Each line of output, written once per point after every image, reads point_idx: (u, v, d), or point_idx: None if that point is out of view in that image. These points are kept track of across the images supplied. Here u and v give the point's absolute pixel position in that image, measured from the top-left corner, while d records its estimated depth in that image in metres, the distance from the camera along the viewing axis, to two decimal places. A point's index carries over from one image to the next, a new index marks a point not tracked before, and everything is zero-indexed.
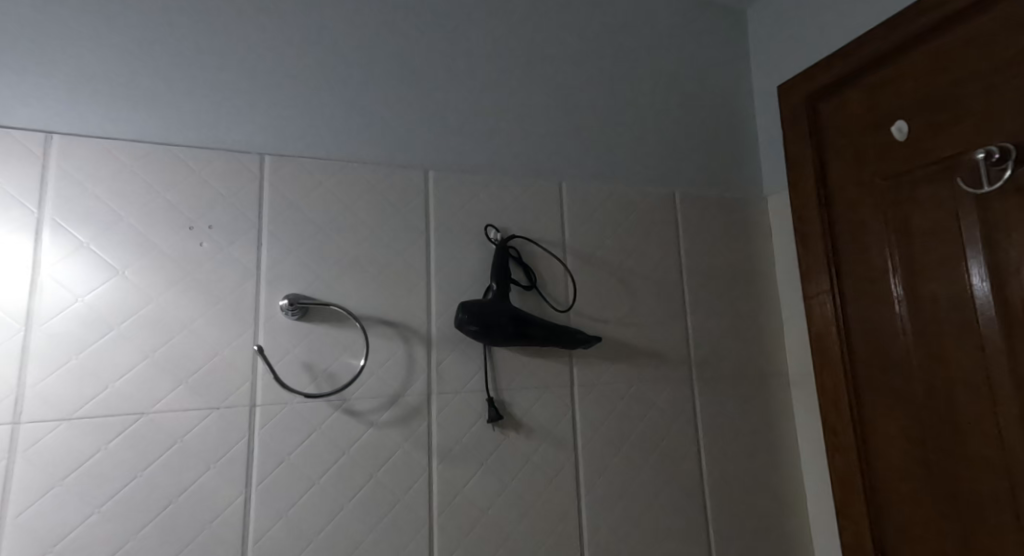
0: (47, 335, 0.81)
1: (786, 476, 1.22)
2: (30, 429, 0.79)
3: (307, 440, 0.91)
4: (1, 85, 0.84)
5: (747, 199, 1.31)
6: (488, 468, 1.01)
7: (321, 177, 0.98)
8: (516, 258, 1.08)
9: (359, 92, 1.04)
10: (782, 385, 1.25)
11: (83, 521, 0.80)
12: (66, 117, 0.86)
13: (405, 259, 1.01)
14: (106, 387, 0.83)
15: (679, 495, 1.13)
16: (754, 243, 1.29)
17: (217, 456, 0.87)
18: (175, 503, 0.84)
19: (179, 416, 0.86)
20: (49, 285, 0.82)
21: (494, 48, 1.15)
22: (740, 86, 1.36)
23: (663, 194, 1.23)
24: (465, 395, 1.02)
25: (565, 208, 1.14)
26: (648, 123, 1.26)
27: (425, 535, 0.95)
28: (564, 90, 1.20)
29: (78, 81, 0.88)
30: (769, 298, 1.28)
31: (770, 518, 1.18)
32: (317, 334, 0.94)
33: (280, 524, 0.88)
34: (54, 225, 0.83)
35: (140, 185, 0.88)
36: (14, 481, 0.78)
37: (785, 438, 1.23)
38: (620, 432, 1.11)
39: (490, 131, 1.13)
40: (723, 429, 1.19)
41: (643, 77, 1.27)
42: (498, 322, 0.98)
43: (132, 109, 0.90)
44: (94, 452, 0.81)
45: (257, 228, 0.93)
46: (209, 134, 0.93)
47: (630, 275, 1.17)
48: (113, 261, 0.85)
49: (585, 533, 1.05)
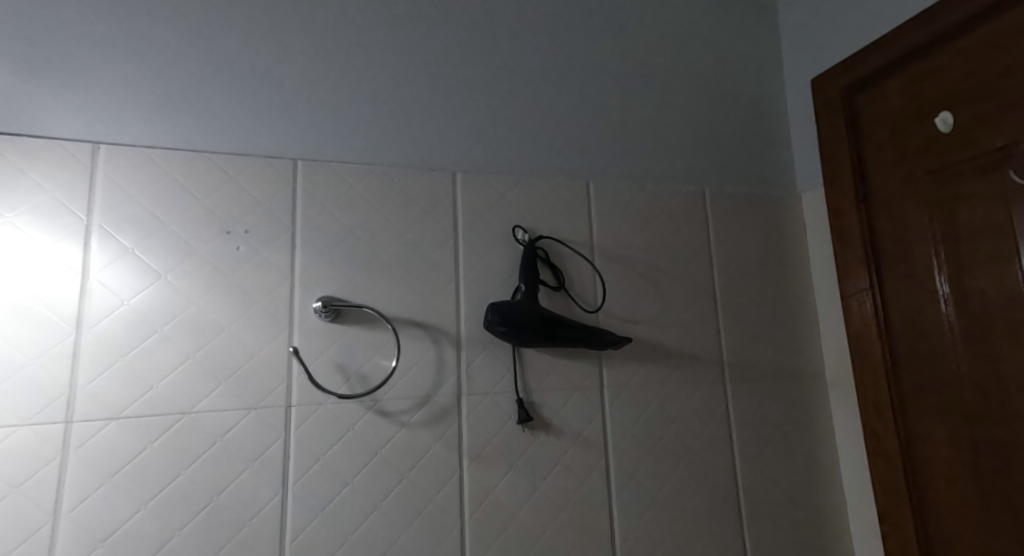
0: (97, 337, 0.85)
1: (826, 482, 1.18)
2: (81, 427, 0.83)
3: (341, 441, 0.93)
4: (51, 100, 0.88)
5: (782, 197, 1.28)
6: (519, 469, 1.01)
7: (352, 181, 1.00)
8: (544, 259, 1.08)
9: (388, 97, 1.06)
10: (820, 386, 1.22)
11: (131, 517, 0.83)
12: (112, 128, 0.90)
13: (434, 261, 1.03)
14: (151, 388, 0.86)
15: (713, 499, 1.11)
16: (789, 243, 1.26)
17: (255, 454, 0.89)
18: (217, 501, 0.86)
19: (218, 415, 0.89)
20: (99, 290, 0.86)
21: (521, 49, 1.16)
22: (772, 81, 1.33)
23: (694, 192, 1.22)
24: (494, 396, 1.02)
25: (593, 208, 1.14)
26: (678, 121, 1.24)
27: (457, 536, 0.96)
28: (592, 90, 1.20)
29: (123, 93, 0.92)
30: (805, 298, 1.25)
31: (809, 525, 1.15)
32: (349, 335, 0.96)
33: (315, 522, 0.90)
34: (103, 232, 0.87)
35: (181, 193, 0.91)
36: (68, 477, 0.82)
37: (823, 442, 1.20)
38: (653, 434, 1.10)
39: (517, 132, 1.13)
40: (759, 433, 1.16)
41: (672, 75, 1.26)
42: (527, 323, 0.98)
43: (172, 121, 0.93)
44: (140, 451, 0.85)
45: (290, 233, 0.96)
46: (244, 141, 0.96)
47: (661, 274, 1.16)
48: (157, 266, 0.89)
49: (617, 536, 1.04)
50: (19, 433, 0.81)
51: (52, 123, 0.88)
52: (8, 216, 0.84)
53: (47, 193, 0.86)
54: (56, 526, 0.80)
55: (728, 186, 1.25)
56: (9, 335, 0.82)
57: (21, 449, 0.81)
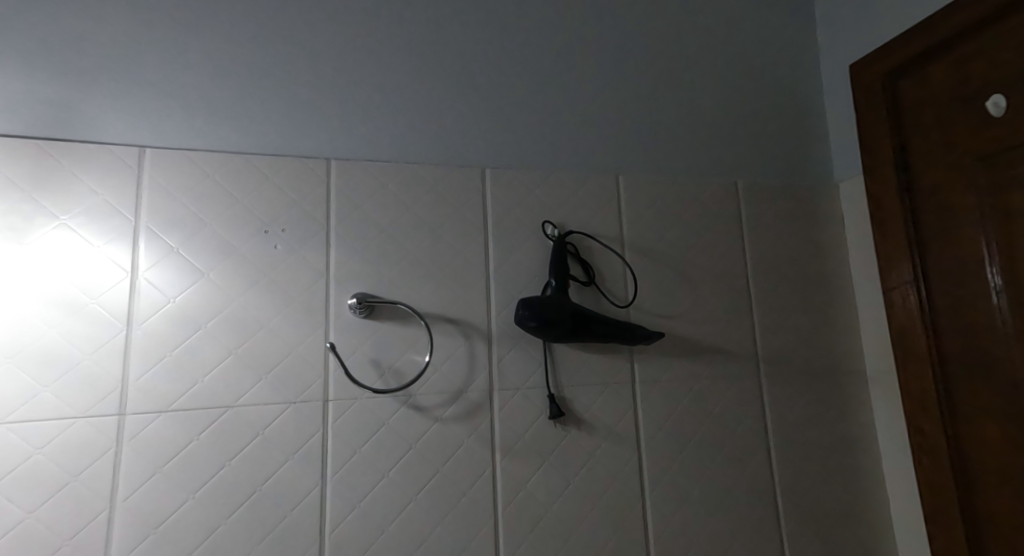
0: (146, 333, 0.90)
1: (868, 480, 1.15)
2: (134, 419, 0.87)
3: (376, 435, 0.95)
4: (101, 106, 0.93)
5: (819, 188, 1.25)
6: (551, 464, 1.01)
7: (383, 179, 1.02)
8: (574, 254, 1.08)
9: (418, 96, 1.07)
10: (861, 383, 1.18)
11: (181, 505, 0.87)
12: (157, 132, 0.95)
13: (465, 257, 1.04)
14: (196, 382, 0.90)
15: (749, 496, 1.09)
16: (827, 235, 1.23)
17: (295, 447, 0.92)
18: (259, 491, 0.90)
19: (260, 408, 0.92)
20: (147, 288, 0.90)
21: (549, 44, 1.16)
22: (808, 69, 1.30)
23: (727, 184, 1.20)
24: (525, 392, 1.03)
25: (623, 202, 1.13)
26: (709, 113, 1.22)
27: (491, 529, 0.97)
28: (621, 83, 1.19)
29: (166, 98, 0.96)
30: (845, 292, 1.22)
31: (850, 524, 1.12)
32: (383, 331, 0.98)
33: (353, 513, 0.92)
34: (150, 233, 0.92)
35: (221, 194, 0.95)
36: (122, 466, 0.86)
37: (865, 440, 1.16)
38: (685, 429, 1.08)
39: (547, 127, 1.13)
40: (797, 430, 1.13)
41: (704, 66, 1.24)
42: (559, 319, 0.98)
43: (212, 125, 0.97)
44: (188, 443, 0.89)
45: (325, 231, 0.98)
46: (281, 143, 0.99)
47: (693, 269, 1.15)
48: (200, 264, 0.93)
49: (650, 532, 1.03)
50: (76, 425, 0.85)
51: (102, 130, 0.93)
52: (63, 218, 0.89)
53: (98, 196, 0.90)
54: (112, 513, 0.85)
55: (762, 178, 1.23)
56: (65, 332, 0.87)
57: (78, 440, 0.85)
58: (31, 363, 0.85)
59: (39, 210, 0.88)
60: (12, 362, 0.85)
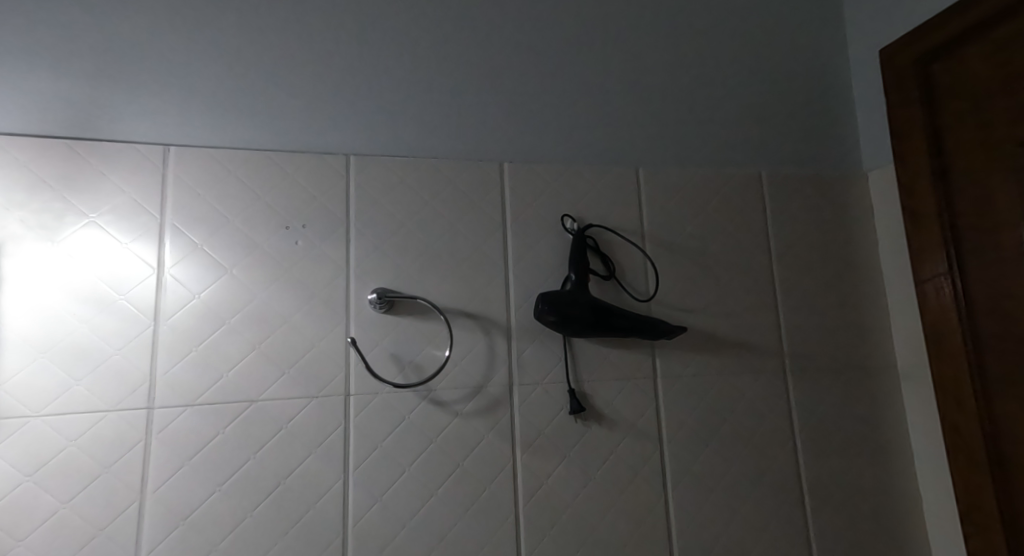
0: (173, 329, 0.91)
1: (899, 478, 1.12)
2: (162, 413, 0.89)
3: (397, 429, 0.96)
4: (127, 106, 0.95)
5: (848, 178, 1.22)
6: (572, 460, 1.01)
7: (402, 174, 1.02)
8: (594, 248, 1.06)
9: (435, 90, 1.07)
10: (892, 378, 1.15)
11: (208, 497, 0.88)
12: (181, 130, 0.96)
13: (483, 252, 1.03)
14: (221, 376, 0.92)
15: (775, 494, 1.07)
16: (855, 227, 1.20)
17: (318, 441, 0.93)
18: (284, 483, 0.91)
19: (282, 403, 0.93)
20: (173, 284, 0.92)
21: (567, 35, 1.15)
22: (836, 55, 1.26)
23: (751, 176, 1.17)
24: (545, 387, 1.02)
25: (644, 195, 1.12)
26: (732, 103, 1.20)
27: (512, 525, 0.97)
28: (641, 74, 1.17)
29: (189, 97, 0.97)
30: (875, 285, 1.18)
31: (880, 522, 1.09)
32: (403, 326, 0.99)
33: (375, 507, 0.93)
34: (175, 230, 0.93)
35: (244, 191, 0.96)
36: (152, 459, 0.88)
37: (896, 437, 1.13)
38: (709, 425, 1.07)
39: (566, 119, 1.12)
40: (824, 427, 1.11)
41: (727, 55, 1.21)
42: (579, 314, 0.97)
43: (233, 122, 0.98)
44: (214, 436, 0.90)
45: (345, 227, 0.99)
46: (301, 139, 1.00)
47: (716, 262, 1.12)
48: (224, 261, 0.94)
49: (674, 529, 1.02)
50: (107, 418, 0.87)
51: (128, 129, 0.95)
52: (92, 216, 0.91)
53: (125, 193, 0.92)
54: (142, 504, 0.87)
55: (789, 169, 1.20)
56: (96, 327, 0.89)
57: (109, 433, 0.87)
58: (64, 358, 0.87)
59: (69, 208, 0.90)
60: (45, 357, 0.87)
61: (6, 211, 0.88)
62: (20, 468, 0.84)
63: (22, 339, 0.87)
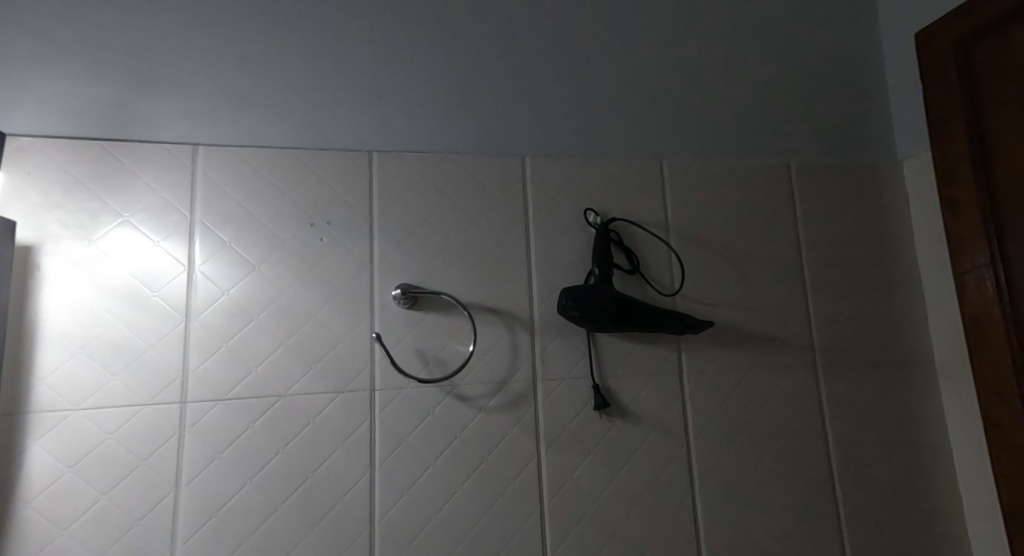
0: (204, 324, 0.93)
1: (937, 477, 1.08)
2: (194, 407, 0.91)
3: (421, 425, 0.96)
4: (158, 106, 0.97)
5: (880, 168, 1.18)
6: (597, 456, 1.00)
7: (424, 170, 1.03)
8: (618, 242, 1.05)
9: (457, 85, 1.07)
10: (928, 374, 1.12)
11: (239, 490, 0.90)
12: (209, 130, 0.98)
13: (506, 247, 1.03)
14: (250, 371, 0.93)
15: (805, 491, 1.04)
16: (889, 218, 1.16)
17: (344, 435, 0.94)
18: (312, 478, 0.92)
19: (309, 397, 0.94)
20: (203, 281, 0.94)
21: (589, 27, 1.13)
22: (869, 41, 1.22)
23: (779, 167, 1.15)
24: (569, 382, 1.01)
25: (668, 188, 1.10)
26: (759, 93, 1.17)
27: (537, 521, 0.96)
28: (665, 65, 1.15)
29: (217, 97, 0.99)
30: (910, 279, 1.15)
31: (915, 522, 1.06)
32: (426, 321, 0.99)
33: (401, 501, 0.94)
34: (204, 228, 0.95)
35: (269, 189, 0.98)
36: (185, 452, 0.90)
37: (933, 435, 1.09)
38: (737, 421, 1.05)
39: (589, 112, 1.11)
40: (857, 424, 1.08)
41: (755, 43, 1.18)
42: (602, 309, 0.96)
43: (259, 121, 1.00)
44: (244, 430, 0.92)
45: (368, 223, 1.00)
46: (324, 137, 1.01)
47: (743, 256, 1.10)
48: (251, 258, 0.96)
49: (701, 526, 1.01)
50: (143, 412, 0.90)
51: (159, 129, 0.97)
52: (126, 216, 0.93)
53: (156, 193, 0.95)
54: (178, 496, 0.89)
55: (820, 159, 1.17)
56: (130, 323, 0.92)
57: (145, 427, 0.90)
58: (101, 353, 0.90)
59: (104, 208, 0.93)
60: (84, 352, 0.90)
61: (45, 211, 0.91)
62: (62, 459, 0.87)
63: (62, 334, 0.89)
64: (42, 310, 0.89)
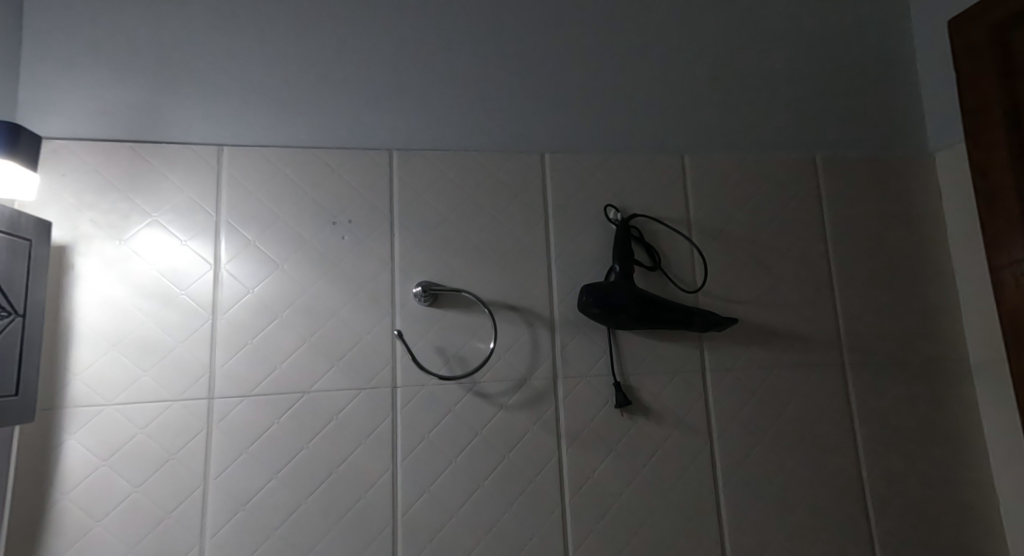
0: (229, 321, 0.95)
1: (972, 479, 1.04)
2: (222, 403, 0.93)
3: (443, 421, 0.97)
4: (184, 108, 1.00)
5: (911, 160, 1.14)
6: (619, 454, 0.99)
7: (444, 167, 1.03)
8: (638, 238, 1.04)
9: (476, 83, 1.07)
10: (963, 372, 1.08)
11: (265, 485, 0.92)
12: (233, 130, 1.00)
13: (526, 244, 1.03)
14: (275, 367, 0.95)
15: (833, 491, 1.02)
16: (921, 212, 1.13)
17: (367, 432, 0.95)
18: (335, 473, 0.93)
19: (332, 394, 0.95)
20: (228, 279, 0.96)
21: (609, 22, 1.12)
22: (899, 31, 1.19)
23: (805, 161, 1.12)
24: (590, 380, 1.01)
25: (690, 183, 1.08)
26: (784, 86, 1.15)
27: (558, 518, 0.96)
28: (686, 59, 1.13)
29: (241, 98, 1.01)
30: (944, 274, 1.11)
31: (949, 524, 1.03)
32: (447, 318, 0.99)
33: (423, 498, 0.94)
34: (229, 227, 0.97)
35: (292, 189, 0.99)
36: (213, 447, 0.92)
37: (968, 435, 1.06)
38: (762, 421, 1.03)
39: (608, 108, 1.10)
40: (888, 424, 1.05)
41: (780, 34, 1.16)
42: (623, 306, 0.95)
43: (282, 122, 1.01)
44: (269, 426, 0.93)
45: (389, 221, 1.00)
46: (345, 136, 1.02)
47: (768, 252, 1.08)
48: (275, 256, 0.97)
49: (725, 525, 0.99)
50: (172, 407, 0.92)
51: (186, 130, 0.99)
52: (154, 216, 0.96)
53: (183, 193, 0.97)
54: (206, 490, 0.91)
55: (848, 152, 1.14)
56: (160, 321, 0.94)
57: (174, 422, 0.92)
58: (132, 349, 0.92)
59: (134, 208, 0.95)
60: (116, 348, 0.92)
61: (78, 212, 0.93)
62: (96, 453, 0.89)
63: (96, 331, 0.92)
64: (77, 308, 0.92)
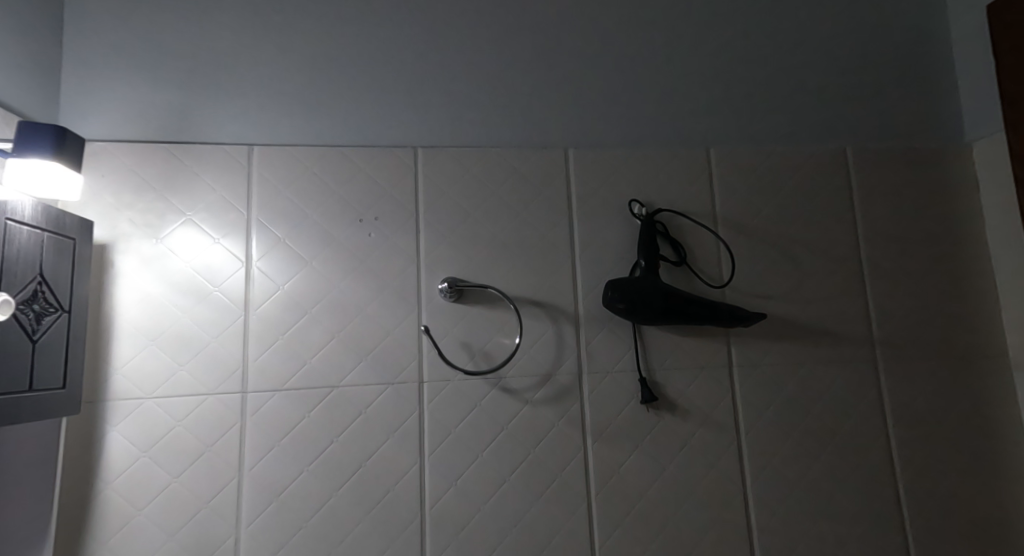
0: (261, 317, 0.97)
1: (1009, 477, 1.01)
2: (255, 397, 0.95)
3: (469, 416, 0.97)
4: (217, 108, 1.02)
5: (948, 151, 1.11)
6: (645, 449, 0.98)
7: (468, 164, 1.04)
8: (663, 233, 1.03)
9: (499, 80, 1.08)
10: (1002, 368, 1.05)
11: (297, 476, 0.94)
12: (263, 130, 1.02)
13: (549, 239, 1.03)
14: (305, 363, 0.97)
15: (865, 488, 1.00)
16: (958, 204, 1.09)
17: (395, 426, 0.96)
18: (364, 466, 0.95)
19: (360, 389, 0.97)
20: (260, 277, 0.98)
21: (633, 14, 1.11)
22: (936, 17, 1.15)
23: (836, 153, 1.09)
24: (615, 375, 1.00)
25: (716, 177, 1.07)
26: (813, 76, 1.12)
27: (584, 514, 0.96)
28: (712, 50, 1.11)
29: (269, 99, 1.03)
30: (982, 268, 1.08)
31: (987, 525, 1.00)
32: (472, 314, 1.00)
33: (450, 491, 0.95)
34: (260, 225, 0.99)
35: (321, 187, 1.01)
36: (247, 439, 0.94)
37: (1007, 432, 1.02)
38: (790, 417, 1.01)
39: (632, 101, 1.09)
40: (922, 420, 1.02)
41: (810, 23, 1.13)
42: (647, 301, 0.95)
43: (309, 121, 1.03)
44: (300, 419, 0.95)
45: (414, 218, 1.01)
46: (370, 135, 1.04)
47: (797, 246, 1.06)
48: (305, 254, 0.99)
49: (753, 522, 0.98)
50: (207, 401, 0.95)
51: (218, 131, 1.01)
52: (188, 215, 0.98)
53: (216, 193, 0.99)
54: (241, 481, 0.93)
55: (880, 143, 1.11)
56: (195, 317, 0.97)
57: (210, 415, 0.94)
58: (169, 344, 0.96)
59: (170, 207, 0.98)
60: (154, 343, 0.95)
61: (117, 211, 0.97)
62: (137, 444, 0.93)
63: (135, 327, 0.95)
64: (117, 304, 0.95)
